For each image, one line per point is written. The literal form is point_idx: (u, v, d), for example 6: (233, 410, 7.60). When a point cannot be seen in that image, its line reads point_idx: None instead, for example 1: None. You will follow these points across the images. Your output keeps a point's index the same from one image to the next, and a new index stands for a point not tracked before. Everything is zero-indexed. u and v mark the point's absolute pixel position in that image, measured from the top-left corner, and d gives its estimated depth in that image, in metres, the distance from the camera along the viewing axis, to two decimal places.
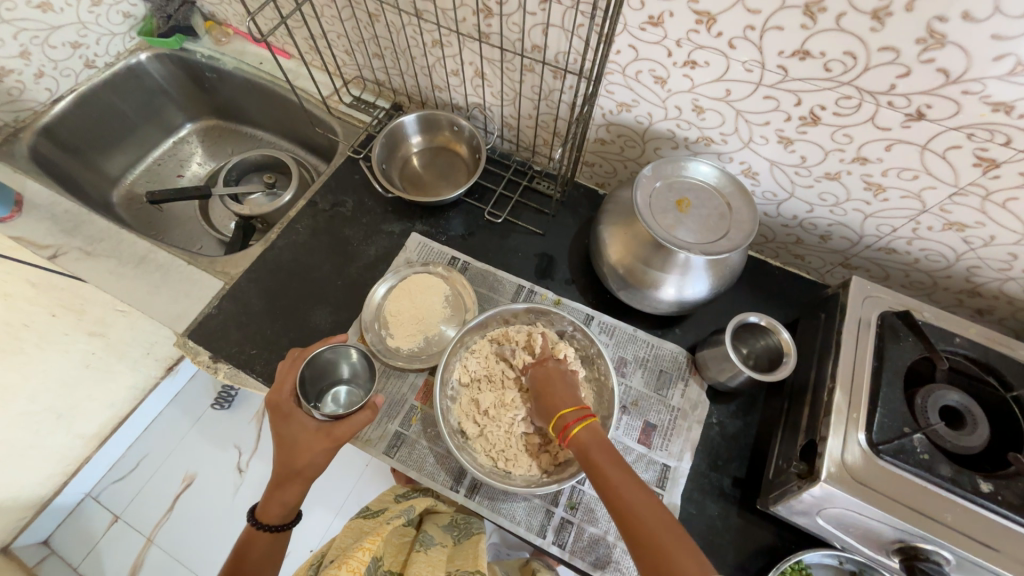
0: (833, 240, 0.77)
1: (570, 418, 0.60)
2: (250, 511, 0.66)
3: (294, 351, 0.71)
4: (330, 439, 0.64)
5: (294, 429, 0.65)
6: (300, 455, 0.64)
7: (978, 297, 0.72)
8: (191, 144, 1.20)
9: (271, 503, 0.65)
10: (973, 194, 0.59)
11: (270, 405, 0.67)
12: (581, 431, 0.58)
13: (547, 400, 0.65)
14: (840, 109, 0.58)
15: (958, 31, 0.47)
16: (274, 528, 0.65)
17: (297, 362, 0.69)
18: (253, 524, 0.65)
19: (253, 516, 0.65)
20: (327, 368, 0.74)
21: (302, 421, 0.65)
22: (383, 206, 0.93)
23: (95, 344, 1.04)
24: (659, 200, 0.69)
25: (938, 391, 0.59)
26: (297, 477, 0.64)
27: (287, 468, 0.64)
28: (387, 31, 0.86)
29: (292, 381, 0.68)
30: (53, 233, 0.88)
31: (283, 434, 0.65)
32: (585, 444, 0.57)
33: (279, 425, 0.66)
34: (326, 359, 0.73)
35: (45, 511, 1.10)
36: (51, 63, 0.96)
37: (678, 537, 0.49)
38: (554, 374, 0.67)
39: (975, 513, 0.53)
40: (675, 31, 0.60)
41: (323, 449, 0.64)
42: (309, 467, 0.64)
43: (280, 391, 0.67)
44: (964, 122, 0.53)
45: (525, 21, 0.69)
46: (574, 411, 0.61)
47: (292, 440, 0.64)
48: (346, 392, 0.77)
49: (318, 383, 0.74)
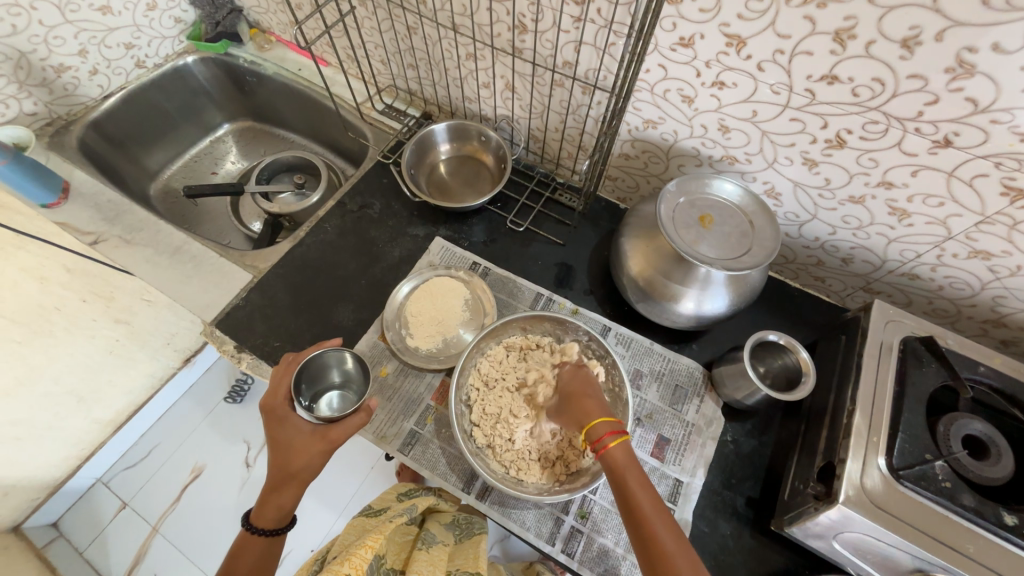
0: (855, 264, 0.77)
1: (604, 432, 0.55)
2: (246, 514, 0.68)
3: (289, 355, 0.72)
4: (325, 441, 0.65)
5: (289, 432, 0.66)
6: (295, 458, 0.65)
7: (1002, 327, 0.72)
8: (227, 143, 1.26)
9: (266, 507, 0.66)
10: (1000, 223, 0.59)
11: (265, 409, 0.68)
12: (616, 447, 0.54)
13: (579, 402, 0.61)
14: (866, 134, 0.59)
15: (987, 62, 0.48)
16: (269, 531, 0.66)
17: (291, 366, 0.70)
18: (248, 528, 0.66)
19: (248, 519, 0.66)
20: (321, 373, 0.75)
21: (296, 424, 0.66)
22: (408, 209, 0.95)
23: (120, 330, 1.07)
24: (682, 215, 0.70)
25: (960, 420, 0.58)
26: (292, 480, 0.65)
27: (281, 470, 0.65)
28: (424, 43, 0.89)
29: (286, 385, 0.69)
30: (95, 220, 0.93)
31: (279, 436, 0.66)
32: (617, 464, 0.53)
33: (273, 428, 0.67)
34: (321, 363, 0.74)
35: (60, 491, 1.12)
36: (105, 62, 1.02)
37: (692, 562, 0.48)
38: (588, 379, 0.65)
39: (999, 547, 0.52)
40: (705, 52, 0.62)
41: (317, 452, 0.65)
42: (304, 470, 0.65)
43: (274, 395, 0.68)
44: (991, 151, 0.54)
45: (558, 38, 0.72)
46: (609, 424, 0.56)
47: (287, 443, 0.65)
48: (339, 396, 0.77)
49: (313, 388, 0.75)
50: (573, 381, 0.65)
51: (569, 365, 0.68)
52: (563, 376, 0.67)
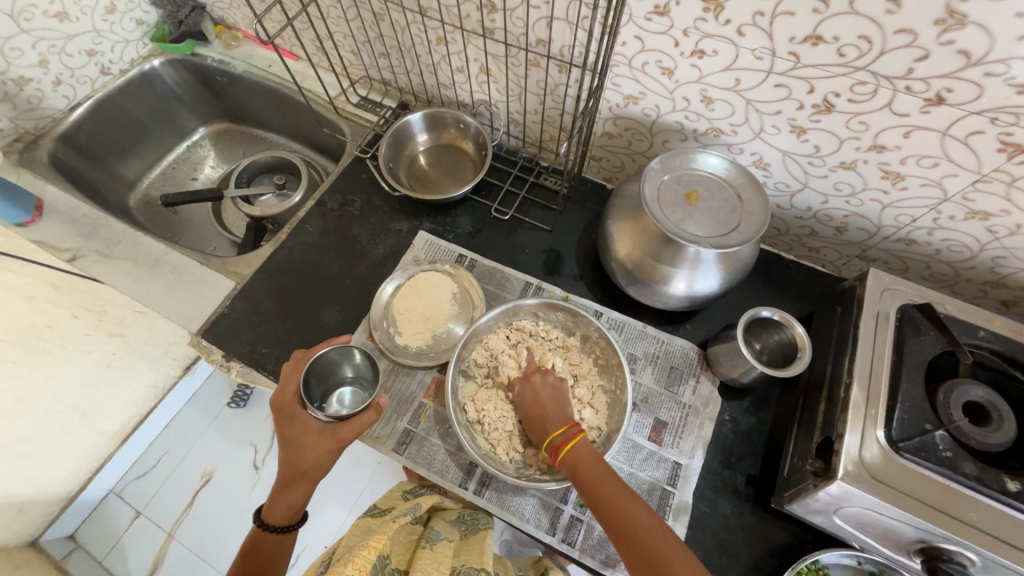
0: (850, 232, 0.75)
1: (560, 440, 0.60)
2: (257, 511, 0.67)
3: (298, 352, 0.71)
4: (334, 440, 0.65)
5: (298, 430, 0.65)
6: (305, 456, 0.64)
7: (1003, 288, 0.70)
8: (204, 147, 1.22)
9: (278, 504, 0.65)
10: (997, 181, 0.57)
11: (274, 407, 0.67)
12: (573, 451, 0.59)
13: (539, 424, 0.65)
14: (855, 96, 0.57)
15: (980, 10, 0.45)
16: (281, 528, 0.65)
17: (300, 364, 0.69)
18: (259, 525, 0.65)
19: (259, 516, 0.66)
20: (330, 370, 0.74)
21: (305, 422, 0.65)
22: (390, 205, 0.93)
23: (116, 344, 1.06)
24: (667, 193, 0.68)
25: (961, 386, 0.57)
26: (302, 477, 0.65)
27: (291, 469, 0.65)
28: (392, 30, 0.86)
29: (295, 383, 0.68)
30: (73, 236, 0.91)
31: (288, 434, 0.65)
32: (577, 464, 0.58)
33: (283, 426, 0.66)
34: (330, 360, 0.73)
35: (71, 506, 1.13)
36: (68, 71, 0.98)
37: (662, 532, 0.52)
38: (544, 395, 0.67)
39: (1001, 513, 0.51)
40: (681, 19, 0.59)
41: (327, 450, 0.64)
42: (314, 468, 0.65)
43: (283, 393, 0.67)
44: (986, 106, 0.51)
45: (529, 15, 0.69)
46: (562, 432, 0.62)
47: (297, 441, 0.65)
48: (350, 393, 0.76)
49: (323, 385, 0.74)
50: (528, 401, 0.67)
51: (518, 386, 0.70)
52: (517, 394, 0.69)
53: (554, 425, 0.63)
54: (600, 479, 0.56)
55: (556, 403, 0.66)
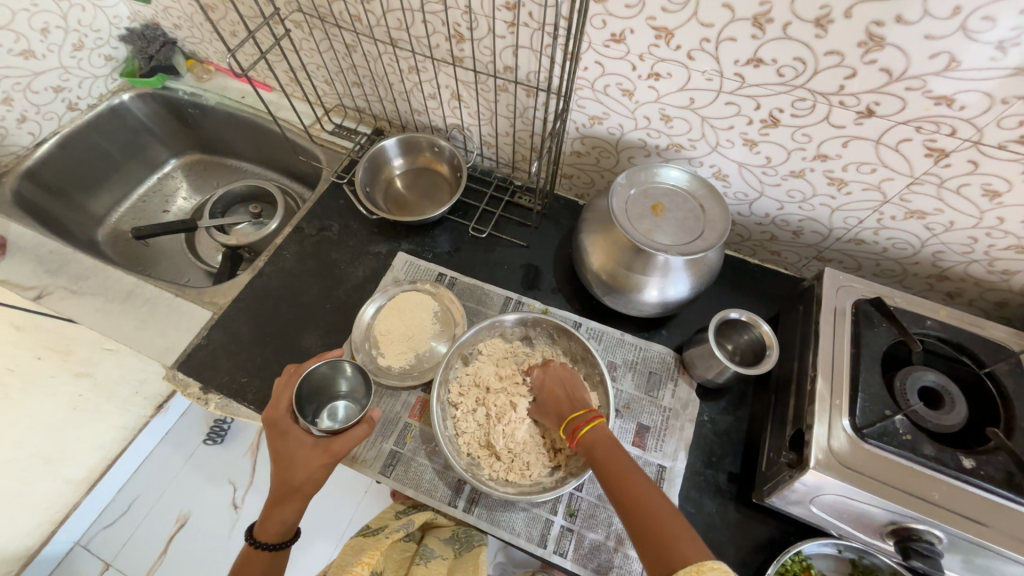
0: (806, 235, 0.80)
1: (580, 420, 0.63)
2: (249, 529, 0.66)
3: (290, 368, 0.71)
4: (327, 454, 0.64)
5: (291, 445, 0.64)
6: (299, 471, 0.63)
7: (946, 280, 0.75)
8: (175, 179, 1.21)
9: (269, 521, 0.64)
10: (929, 182, 0.63)
11: (267, 422, 0.66)
12: (588, 432, 0.61)
13: (555, 404, 0.68)
14: (796, 111, 0.62)
15: (895, 34, 0.51)
16: (273, 546, 0.64)
17: (293, 378, 0.69)
18: (252, 543, 0.64)
19: (251, 534, 0.65)
20: (323, 385, 0.73)
21: (299, 437, 0.65)
22: (369, 227, 0.94)
23: (82, 384, 1.02)
24: (635, 206, 0.71)
25: (914, 373, 0.61)
26: (295, 493, 0.64)
27: (284, 485, 0.64)
28: (365, 60, 0.89)
29: (287, 398, 0.67)
30: (38, 273, 0.88)
31: (281, 450, 0.64)
32: (591, 444, 0.60)
33: (276, 441, 0.65)
34: (321, 375, 0.72)
35: (34, 561, 1.06)
36: (34, 107, 0.98)
37: (670, 513, 0.50)
38: (562, 376, 0.71)
39: (961, 490, 0.54)
40: (637, 46, 0.64)
41: (321, 465, 0.63)
42: (308, 483, 0.64)
43: (276, 408, 0.67)
44: (911, 116, 0.57)
45: (495, 44, 0.73)
46: (584, 413, 0.64)
47: (289, 456, 0.64)
48: (344, 408, 0.75)
49: (316, 400, 0.73)
50: (546, 383, 0.71)
51: (537, 369, 0.73)
52: (535, 378, 0.72)
53: (571, 408, 0.66)
54: (610, 462, 0.57)
55: (571, 383, 0.70)
